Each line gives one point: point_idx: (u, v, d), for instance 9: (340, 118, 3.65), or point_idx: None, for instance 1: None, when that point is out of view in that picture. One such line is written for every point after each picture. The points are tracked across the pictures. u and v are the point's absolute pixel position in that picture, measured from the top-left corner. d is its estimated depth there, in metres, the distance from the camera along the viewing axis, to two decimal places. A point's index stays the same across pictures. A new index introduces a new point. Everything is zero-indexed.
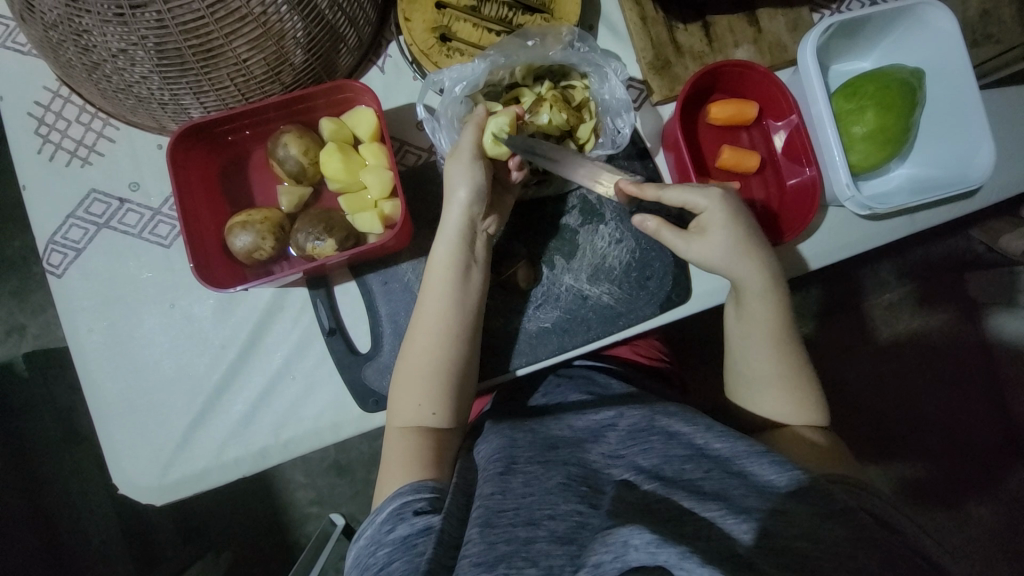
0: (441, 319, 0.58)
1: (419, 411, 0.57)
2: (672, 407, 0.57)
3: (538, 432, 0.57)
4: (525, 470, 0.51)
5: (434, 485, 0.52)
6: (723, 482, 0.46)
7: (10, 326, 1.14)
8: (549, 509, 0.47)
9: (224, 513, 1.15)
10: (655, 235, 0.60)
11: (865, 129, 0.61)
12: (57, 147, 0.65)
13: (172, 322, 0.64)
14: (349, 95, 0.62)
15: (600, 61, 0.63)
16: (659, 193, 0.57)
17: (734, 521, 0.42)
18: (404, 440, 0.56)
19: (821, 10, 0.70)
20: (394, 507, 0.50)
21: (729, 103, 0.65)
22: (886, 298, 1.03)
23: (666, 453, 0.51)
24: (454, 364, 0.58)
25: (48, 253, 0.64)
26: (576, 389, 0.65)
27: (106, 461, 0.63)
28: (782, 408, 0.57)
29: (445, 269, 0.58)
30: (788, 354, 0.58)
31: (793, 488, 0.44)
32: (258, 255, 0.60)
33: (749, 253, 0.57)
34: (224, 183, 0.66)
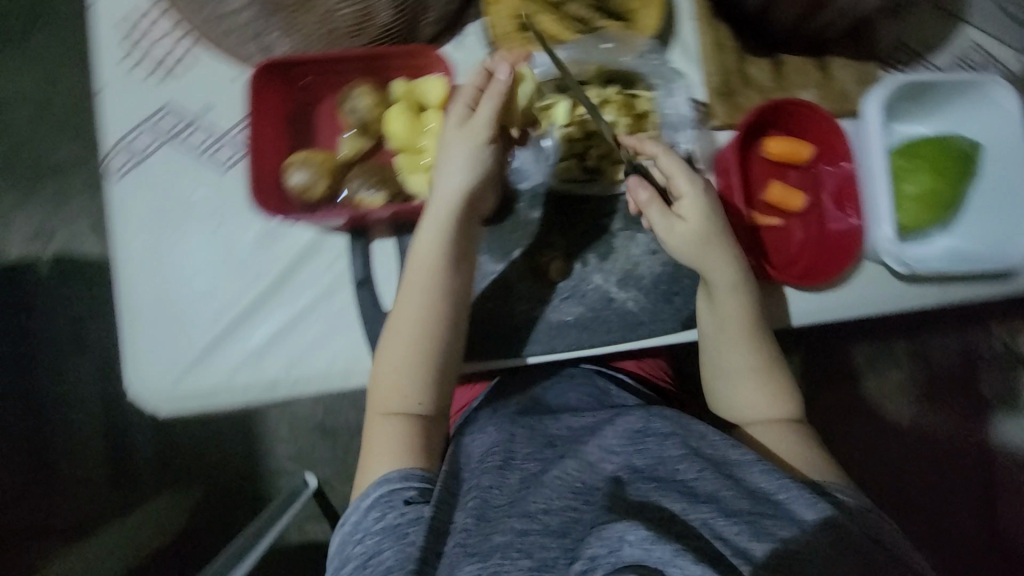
0: (423, 306, 0.58)
1: (405, 400, 0.58)
2: (668, 411, 0.56)
3: (535, 429, 0.57)
4: (523, 467, 0.52)
5: (423, 474, 0.55)
6: (716, 483, 0.47)
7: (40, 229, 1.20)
8: (545, 503, 0.48)
9: (203, 451, 1.17)
10: (645, 208, 0.60)
11: (916, 189, 0.62)
12: (142, 59, 0.68)
13: (213, 242, 0.67)
14: (428, 61, 0.64)
15: (670, 77, 0.66)
16: (658, 149, 0.60)
17: (727, 524, 0.43)
18: (388, 426, 0.58)
19: (890, 69, 0.72)
20: (383, 494, 0.53)
21: (787, 141, 0.67)
22: (895, 374, 1.02)
23: (660, 454, 0.51)
24: (429, 342, 0.58)
25: (111, 155, 0.66)
26: (577, 389, 0.67)
27: (123, 361, 0.65)
28: (757, 399, 0.60)
29: (430, 258, 0.59)
30: (761, 347, 0.61)
31: (787, 501, 0.45)
32: (310, 195, 0.63)
33: (721, 244, 0.59)
34: (294, 124, 0.68)
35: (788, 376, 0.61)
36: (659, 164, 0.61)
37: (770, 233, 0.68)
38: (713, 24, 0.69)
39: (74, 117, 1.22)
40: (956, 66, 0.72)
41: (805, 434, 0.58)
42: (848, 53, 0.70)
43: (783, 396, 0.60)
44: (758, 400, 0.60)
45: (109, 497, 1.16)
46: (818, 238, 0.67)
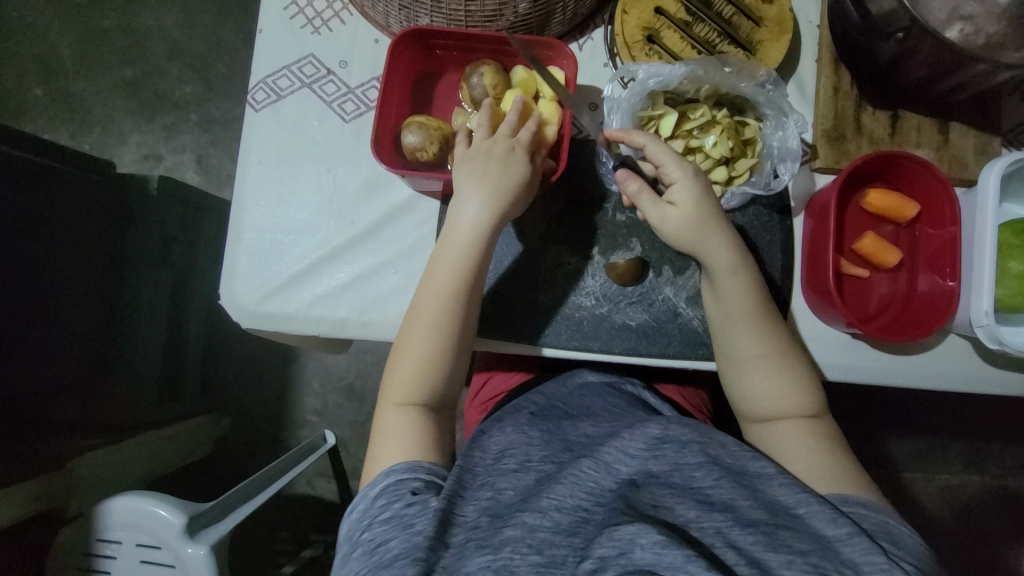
0: (443, 313, 0.60)
1: (417, 390, 0.61)
2: (689, 418, 0.55)
3: (552, 433, 0.60)
4: (539, 468, 0.55)
5: (430, 466, 0.57)
6: (732, 492, 0.49)
7: (151, 153, 1.37)
8: (558, 500, 0.50)
9: (247, 393, 1.35)
10: (635, 198, 0.62)
11: (1022, 268, 0.59)
12: (299, 11, 0.75)
13: (322, 183, 0.73)
14: (550, 49, 0.67)
15: (786, 109, 0.66)
16: (642, 139, 0.62)
17: (741, 534, 0.46)
18: (400, 416, 0.61)
19: (1013, 147, 0.70)
20: (390, 484, 0.55)
21: (890, 195, 0.65)
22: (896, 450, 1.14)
23: (677, 461, 0.51)
24: (444, 359, 0.61)
25: (255, 89, 0.74)
26: (597, 394, 0.69)
27: (221, 272, 0.72)
28: (773, 385, 0.59)
29: (438, 260, 0.61)
30: (773, 333, 0.60)
31: (806, 517, 0.48)
32: (420, 155, 0.67)
33: (743, 274, 0.61)
34: (415, 92, 0.74)
35: (803, 360, 0.60)
36: (648, 153, 0.62)
37: (852, 283, 0.67)
38: (835, 68, 0.70)
39: (209, 64, 1.38)
40: None
41: (818, 429, 0.58)
42: (972, 122, 0.69)
43: (797, 384, 0.59)
44: (770, 389, 0.59)
45: (152, 407, 1.24)
46: (903, 298, 0.66)
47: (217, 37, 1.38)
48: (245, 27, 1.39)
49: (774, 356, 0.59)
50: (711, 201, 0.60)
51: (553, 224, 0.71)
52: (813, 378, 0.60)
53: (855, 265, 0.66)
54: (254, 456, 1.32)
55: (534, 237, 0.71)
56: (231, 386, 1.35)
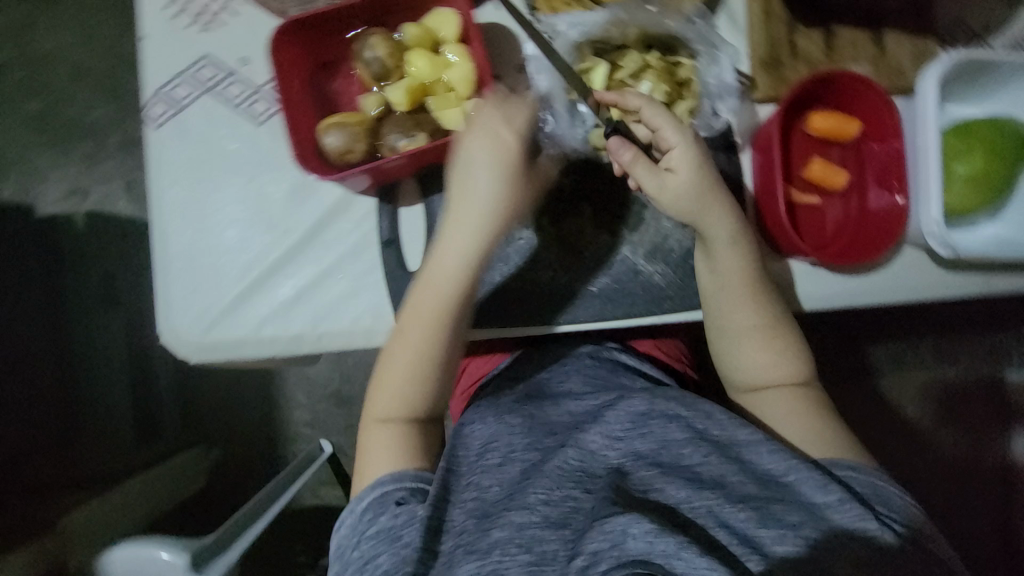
0: (432, 309, 0.58)
1: (398, 400, 0.59)
2: (672, 390, 0.60)
3: (535, 419, 0.59)
4: (522, 460, 0.55)
5: (415, 474, 0.56)
6: (721, 467, 0.51)
7: (77, 186, 1.22)
8: (545, 494, 0.50)
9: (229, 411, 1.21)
10: (629, 168, 0.57)
11: (968, 170, 0.59)
12: (182, 8, 0.68)
13: (246, 195, 0.67)
14: (430, 2, 0.63)
15: (715, 43, 0.64)
16: (639, 99, 0.58)
17: (733, 510, 0.47)
18: (388, 428, 0.59)
19: (951, 47, 0.68)
20: (375, 497, 0.54)
21: (833, 116, 0.64)
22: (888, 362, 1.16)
23: (664, 438, 0.54)
24: (428, 360, 0.59)
25: (151, 103, 0.67)
26: (576, 377, 0.67)
27: (157, 308, 0.67)
28: (763, 353, 0.61)
29: (434, 291, 0.58)
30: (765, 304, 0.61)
31: (801, 487, 0.49)
32: (349, 157, 0.62)
33: (729, 243, 0.60)
34: (314, 86, 0.66)
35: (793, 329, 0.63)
36: (646, 117, 0.58)
37: (806, 212, 0.67)
38: None
39: (116, 79, 1.23)
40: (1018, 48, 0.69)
41: (808, 395, 0.61)
42: (906, 28, 0.67)
43: (788, 352, 0.62)
44: (762, 363, 0.61)
45: (133, 451, 1.18)
46: (857, 218, 0.65)
47: (109, 41, 1.23)
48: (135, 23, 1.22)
49: (768, 325, 0.61)
50: (709, 172, 0.58)
51: None
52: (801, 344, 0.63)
53: (804, 194, 0.66)
54: (255, 474, 1.20)
55: (480, 217, 0.68)
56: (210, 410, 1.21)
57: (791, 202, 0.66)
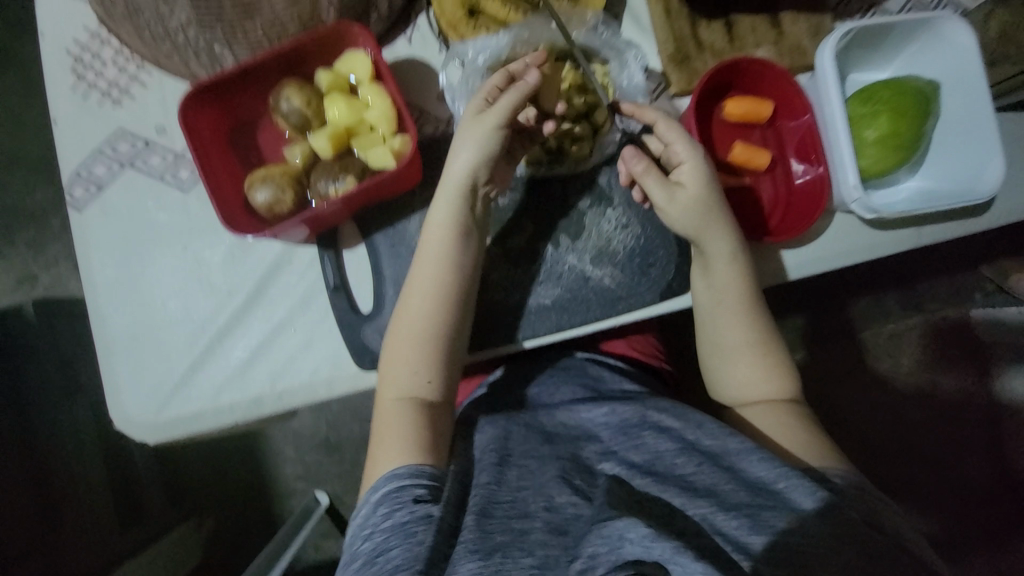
0: (434, 276, 0.59)
1: (414, 378, 0.57)
2: (665, 402, 0.58)
3: (534, 425, 0.58)
4: (520, 464, 0.53)
5: (433, 473, 0.52)
6: (714, 477, 0.48)
7: (24, 275, 1.18)
8: (545, 501, 0.49)
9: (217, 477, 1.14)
10: (641, 177, 0.61)
11: (876, 133, 0.62)
12: (90, 86, 0.67)
13: (182, 264, 0.66)
14: (340, 43, 0.62)
15: (622, 48, 0.66)
16: (656, 113, 0.61)
17: (725, 518, 0.44)
18: (397, 410, 0.56)
19: (844, 18, 0.71)
20: (391, 490, 0.50)
21: (745, 100, 0.66)
22: (890, 328, 1.06)
23: (656, 449, 0.52)
24: (445, 326, 0.59)
25: (71, 186, 0.66)
26: (568, 385, 0.66)
27: (105, 393, 0.65)
28: (755, 373, 0.59)
29: (433, 280, 0.59)
30: (757, 324, 0.61)
31: (791, 496, 0.45)
32: (279, 209, 0.61)
33: (716, 224, 0.59)
34: (235, 145, 0.65)
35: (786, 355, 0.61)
36: (659, 129, 0.61)
37: (739, 195, 0.68)
38: None
39: (49, 160, 1.17)
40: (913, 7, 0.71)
41: (802, 414, 0.57)
42: (800, 7, 0.70)
43: (777, 372, 0.59)
44: (753, 377, 0.59)
45: (118, 539, 1.11)
46: (786, 194, 0.68)
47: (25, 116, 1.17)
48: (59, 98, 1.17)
49: (764, 346, 0.60)
50: (715, 192, 0.59)
51: None
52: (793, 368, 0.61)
53: (734, 177, 0.68)
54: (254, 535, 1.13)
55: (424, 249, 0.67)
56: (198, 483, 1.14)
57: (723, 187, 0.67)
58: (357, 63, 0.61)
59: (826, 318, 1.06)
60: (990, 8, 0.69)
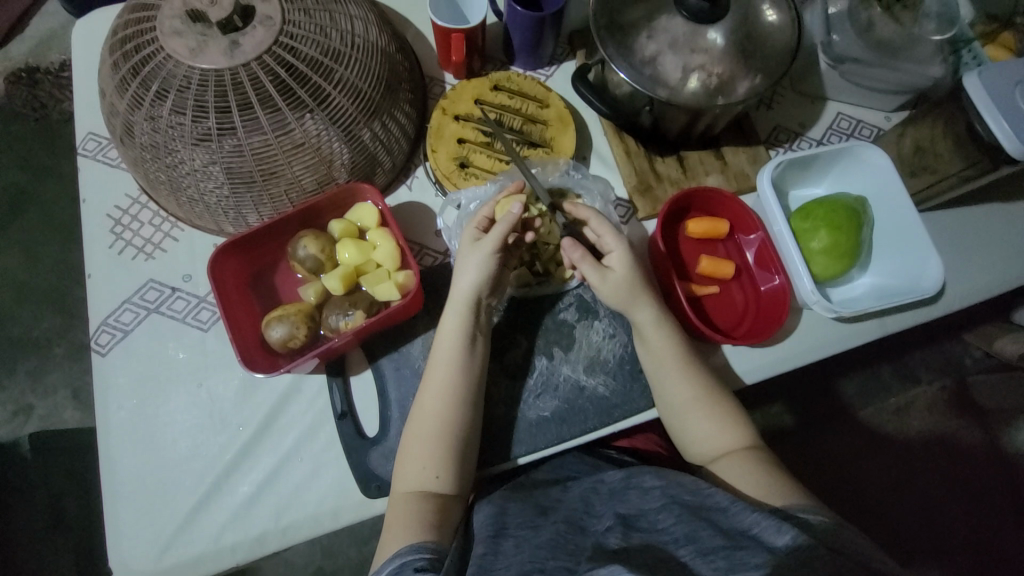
0: (445, 379, 0.62)
1: (423, 474, 0.58)
2: (652, 467, 0.57)
3: (531, 499, 0.58)
4: (516, 535, 0.52)
5: (433, 545, 0.54)
6: (692, 525, 0.46)
7: (19, 406, 1.16)
8: (538, 562, 0.47)
9: None
10: (578, 264, 0.66)
11: (821, 244, 0.70)
12: (127, 244, 0.76)
13: (197, 400, 0.70)
14: (351, 198, 0.72)
15: (592, 185, 0.77)
16: (588, 212, 0.67)
17: (704, 562, 0.42)
18: (407, 504, 0.57)
19: (776, 148, 0.85)
20: (393, 566, 0.51)
21: (704, 220, 0.76)
22: (893, 402, 1.07)
23: (642, 506, 0.51)
24: (458, 425, 0.60)
25: (98, 333, 0.72)
26: (570, 467, 0.69)
27: (106, 542, 0.64)
28: (709, 427, 0.61)
29: (445, 383, 0.62)
30: (698, 378, 0.64)
31: (766, 534, 0.42)
32: (293, 344, 0.66)
33: (646, 299, 0.65)
34: (254, 288, 0.73)
35: (732, 403, 0.63)
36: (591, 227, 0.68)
37: (712, 301, 0.76)
38: (620, 136, 0.82)
39: (61, 292, 1.21)
40: (832, 134, 0.87)
41: (758, 459, 0.58)
42: (738, 142, 0.83)
43: (730, 421, 0.62)
44: (708, 430, 0.61)
45: None
46: (754, 299, 0.76)
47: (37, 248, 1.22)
48: (78, 233, 1.24)
49: (715, 400, 0.63)
50: (637, 275, 0.65)
51: None
52: (742, 414, 0.63)
53: (704, 286, 0.75)
54: None
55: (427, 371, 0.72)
56: None
57: (696, 295, 0.75)
58: (365, 214, 0.71)
59: (817, 403, 1.06)
60: (900, 130, 0.82)
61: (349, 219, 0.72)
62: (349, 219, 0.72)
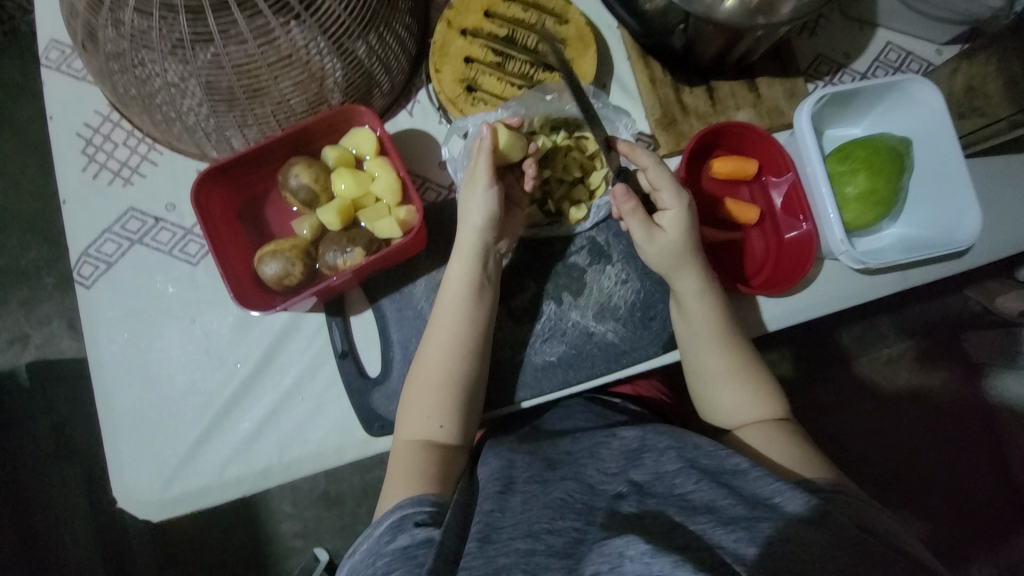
0: (453, 329, 0.59)
1: (428, 424, 0.57)
2: (664, 427, 0.57)
3: (536, 453, 0.57)
4: (524, 490, 0.51)
5: (434, 499, 0.52)
6: (713, 493, 0.45)
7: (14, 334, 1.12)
8: (547, 522, 0.46)
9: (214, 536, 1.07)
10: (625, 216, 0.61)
11: (857, 190, 0.66)
12: (101, 167, 0.70)
13: (191, 336, 0.67)
14: (346, 123, 0.66)
15: (613, 117, 0.70)
16: (648, 157, 0.61)
17: (724, 533, 0.41)
18: (408, 453, 0.56)
19: (815, 80, 0.77)
20: (393, 520, 0.49)
21: (732, 159, 0.71)
22: (887, 352, 1.04)
23: (658, 469, 0.50)
24: (462, 376, 0.59)
25: (80, 264, 0.67)
26: (577, 416, 0.66)
27: (109, 473, 0.64)
28: (740, 397, 0.59)
29: (450, 335, 0.59)
30: (732, 346, 0.61)
31: (783, 505, 0.43)
32: (288, 281, 0.63)
33: (686, 267, 0.61)
34: (243, 219, 0.68)
35: (765, 373, 0.61)
36: (648, 176, 0.61)
37: (732, 248, 0.72)
38: (645, 61, 0.73)
39: (38, 216, 1.14)
40: (877, 67, 0.78)
41: (790, 431, 0.56)
42: (775, 72, 0.75)
43: (763, 392, 0.59)
44: (736, 400, 0.59)
45: None
46: (776, 247, 0.72)
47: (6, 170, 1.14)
48: (49, 153, 1.14)
49: (750, 369, 0.60)
50: (690, 238, 0.61)
51: None
52: (774, 384, 0.60)
53: (725, 231, 0.71)
54: None
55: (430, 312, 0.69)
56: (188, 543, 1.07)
57: (716, 241, 0.71)
58: (360, 139, 0.65)
59: (816, 349, 1.03)
60: (955, 66, 0.73)
61: (342, 146, 0.66)
62: (342, 145, 0.66)
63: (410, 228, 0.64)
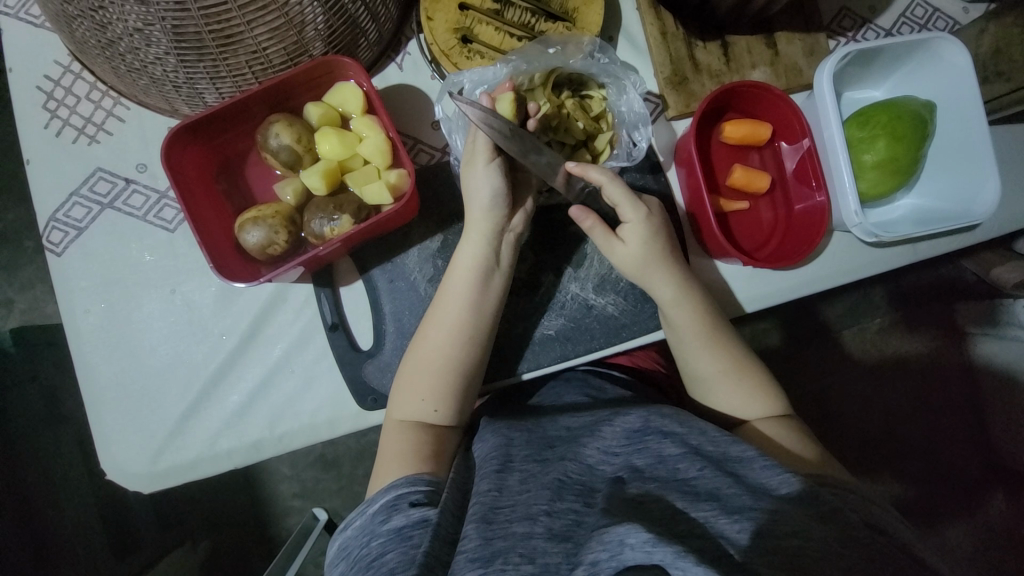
0: (457, 315, 0.57)
1: (423, 407, 0.56)
2: (667, 408, 0.54)
3: (534, 432, 0.55)
4: (522, 469, 0.50)
5: (430, 478, 0.51)
6: (716, 481, 0.44)
7: None
8: (546, 505, 0.45)
9: (210, 499, 1.04)
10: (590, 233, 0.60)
11: (875, 157, 0.62)
12: (65, 124, 0.64)
13: (172, 307, 0.64)
14: (329, 78, 0.61)
15: (620, 74, 0.64)
16: (602, 178, 0.57)
17: (727, 522, 0.40)
18: (401, 433, 0.55)
19: (837, 37, 0.72)
20: (388, 499, 0.48)
21: (743, 123, 0.66)
22: (877, 322, 1.02)
23: (659, 453, 0.48)
24: (463, 361, 0.57)
25: (48, 230, 0.63)
26: (574, 389, 0.65)
27: (96, 447, 0.62)
28: (737, 398, 0.57)
29: (453, 316, 0.57)
30: (729, 347, 0.59)
31: (782, 490, 0.42)
32: (272, 251, 0.59)
33: (663, 266, 0.59)
34: (222, 182, 0.64)
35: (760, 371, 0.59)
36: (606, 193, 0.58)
37: (739, 218, 0.69)
38: (657, 12, 0.67)
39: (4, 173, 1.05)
40: (903, 24, 0.72)
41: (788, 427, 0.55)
42: (795, 26, 0.70)
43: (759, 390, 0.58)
44: (736, 399, 0.58)
45: None
46: (785, 218, 0.69)
47: None
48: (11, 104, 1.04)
49: (746, 364, 0.59)
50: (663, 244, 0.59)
51: (437, 262, 0.66)
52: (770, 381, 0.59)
53: (733, 201, 0.68)
54: (252, 564, 1.04)
55: (424, 284, 0.66)
56: (182, 506, 1.04)
57: (722, 212, 0.68)
58: (347, 96, 0.60)
59: (817, 317, 1.02)
60: (983, 24, 0.68)
61: (331, 100, 0.61)
62: (330, 100, 0.61)
63: (404, 190, 0.59)
